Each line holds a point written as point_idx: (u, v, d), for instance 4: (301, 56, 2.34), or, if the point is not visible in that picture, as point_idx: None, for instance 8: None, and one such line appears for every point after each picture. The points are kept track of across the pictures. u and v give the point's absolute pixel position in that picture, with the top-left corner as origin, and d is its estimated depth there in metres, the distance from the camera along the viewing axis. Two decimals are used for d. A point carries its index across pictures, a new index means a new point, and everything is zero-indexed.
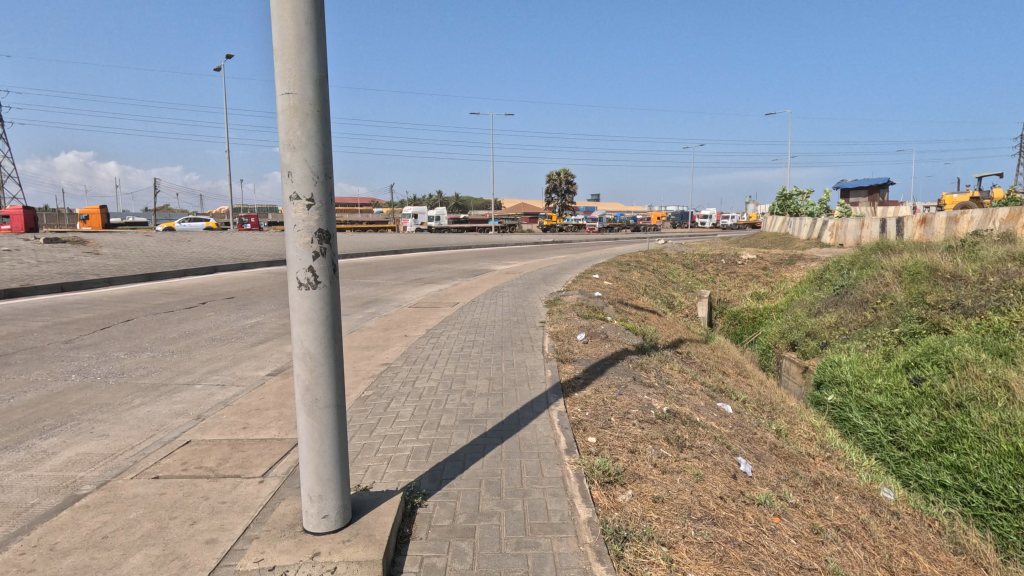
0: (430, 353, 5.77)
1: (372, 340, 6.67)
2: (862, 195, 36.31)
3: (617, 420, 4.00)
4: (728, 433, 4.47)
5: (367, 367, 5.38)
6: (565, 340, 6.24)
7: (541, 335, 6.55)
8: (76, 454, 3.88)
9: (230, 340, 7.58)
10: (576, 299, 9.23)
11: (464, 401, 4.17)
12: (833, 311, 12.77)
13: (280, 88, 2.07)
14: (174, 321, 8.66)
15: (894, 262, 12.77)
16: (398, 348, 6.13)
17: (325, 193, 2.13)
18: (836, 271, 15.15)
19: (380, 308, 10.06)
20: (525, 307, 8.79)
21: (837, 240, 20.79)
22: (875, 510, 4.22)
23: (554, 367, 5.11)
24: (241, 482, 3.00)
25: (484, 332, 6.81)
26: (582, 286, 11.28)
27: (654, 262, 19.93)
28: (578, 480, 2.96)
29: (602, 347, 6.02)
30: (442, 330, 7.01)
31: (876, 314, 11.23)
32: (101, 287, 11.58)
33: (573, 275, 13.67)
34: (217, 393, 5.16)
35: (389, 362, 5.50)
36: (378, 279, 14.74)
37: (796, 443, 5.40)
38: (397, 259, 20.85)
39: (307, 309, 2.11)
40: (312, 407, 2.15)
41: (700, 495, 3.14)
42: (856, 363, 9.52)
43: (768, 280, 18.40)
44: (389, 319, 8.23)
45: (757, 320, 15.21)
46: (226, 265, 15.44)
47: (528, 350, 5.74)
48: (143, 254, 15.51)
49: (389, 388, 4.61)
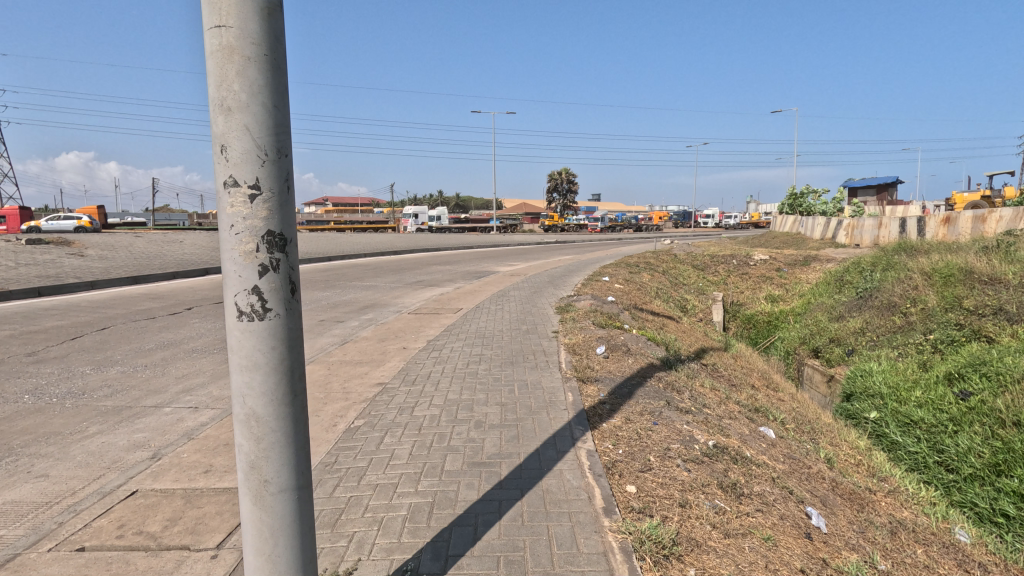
0: (431, 371, 5.07)
1: (366, 353, 5.97)
2: (871, 194, 35.60)
3: (657, 461, 3.31)
4: (785, 472, 3.78)
5: (358, 389, 4.68)
6: (582, 353, 5.55)
7: (555, 347, 5.85)
8: (2, 502, 3.17)
9: (213, 351, 6.89)
10: (589, 305, 8.53)
11: (473, 436, 3.48)
12: (857, 316, 12.10)
13: (209, 19, 1.37)
14: (155, 330, 7.97)
15: (922, 263, 12.05)
16: (395, 365, 5.43)
17: (278, 179, 1.43)
18: (857, 273, 14.44)
19: (379, 314, 9.39)
20: (534, 314, 8.09)
21: (852, 240, 20.11)
22: (963, 565, 3.54)
23: (574, 388, 4.42)
24: (187, 559, 2.31)
25: (490, 344, 6.10)
26: (594, 290, 10.60)
27: (663, 263, 19.22)
28: (625, 558, 2.28)
29: (625, 363, 5.31)
30: (445, 341, 6.33)
31: (907, 320, 10.52)
32: (82, 291, 10.88)
33: (581, 278, 12.96)
34: (185, 421, 4.45)
35: (384, 383, 4.80)
36: (377, 282, 14.07)
37: (851, 474, 4.71)
38: (396, 260, 20.15)
39: (251, 351, 1.43)
40: (260, 493, 1.47)
41: (778, 571, 2.45)
42: (890, 374, 8.87)
43: (783, 282, 17.68)
44: (386, 328, 7.52)
45: (773, 324, 14.52)
46: (218, 267, 14.75)
47: (542, 367, 5.04)
48: (131, 256, 14.82)
49: (384, 417, 3.92)
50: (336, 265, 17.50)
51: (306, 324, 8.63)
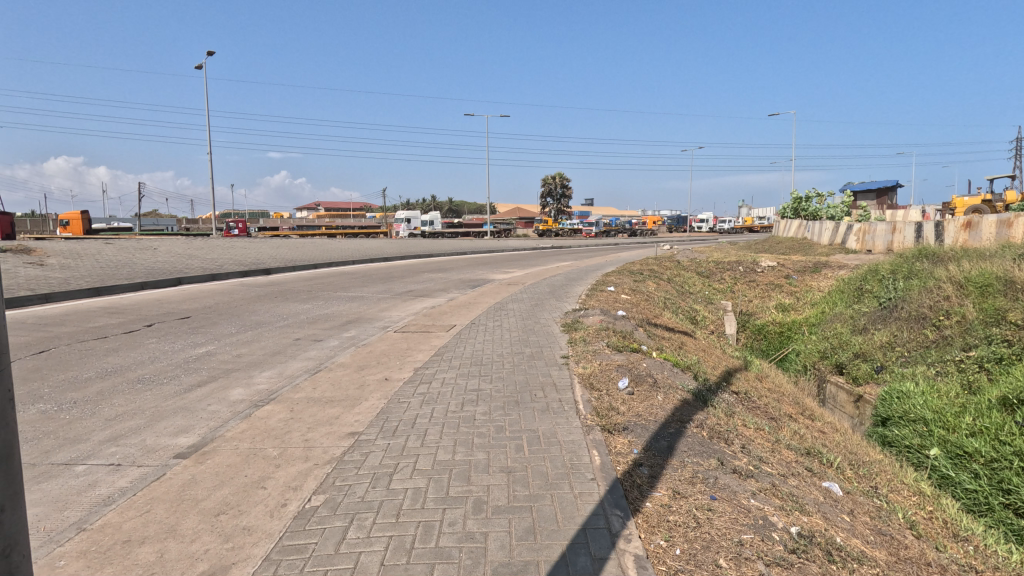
0: (418, 415, 4.07)
1: (340, 388, 4.96)
2: (871, 199, 35.06)
3: (734, 567, 2.35)
4: (891, 565, 2.82)
5: (323, 443, 3.67)
6: (601, 388, 4.57)
7: (567, 379, 4.87)
8: None
9: (161, 382, 5.85)
10: (599, 322, 7.56)
11: (472, 530, 2.50)
12: (881, 328, 11.27)
13: None
14: (101, 353, 6.91)
15: (951, 271, 11.20)
16: (373, 406, 4.42)
17: None
18: (876, 281, 13.59)
19: (361, 332, 8.39)
20: (537, 333, 7.11)
21: (864, 245, 19.34)
22: None
23: (599, 443, 3.46)
24: None
25: (489, 375, 5.09)
26: (600, 302, 9.67)
27: (667, 270, 18.26)
28: None
29: (655, 403, 4.34)
30: (436, 370, 5.35)
31: (942, 335, 9.66)
32: (35, 306, 9.83)
33: (585, 288, 12.03)
34: (97, 489, 3.43)
35: (358, 434, 3.80)
36: (364, 292, 13.06)
37: (942, 543, 3.79)
38: (387, 267, 19.17)
39: None
40: None
41: None
42: (932, 396, 8.00)
43: (793, 290, 16.81)
44: (367, 352, 6.51)
45: (786, 336, 13.63)
46: (193, 277, 13.72)
47: (555, 409, 4.06)
48: (97, 266, 13.69)
49: (352, 492, 2.92)
50: (320, 274, 16.41)
51: (278, 345, 7.60)
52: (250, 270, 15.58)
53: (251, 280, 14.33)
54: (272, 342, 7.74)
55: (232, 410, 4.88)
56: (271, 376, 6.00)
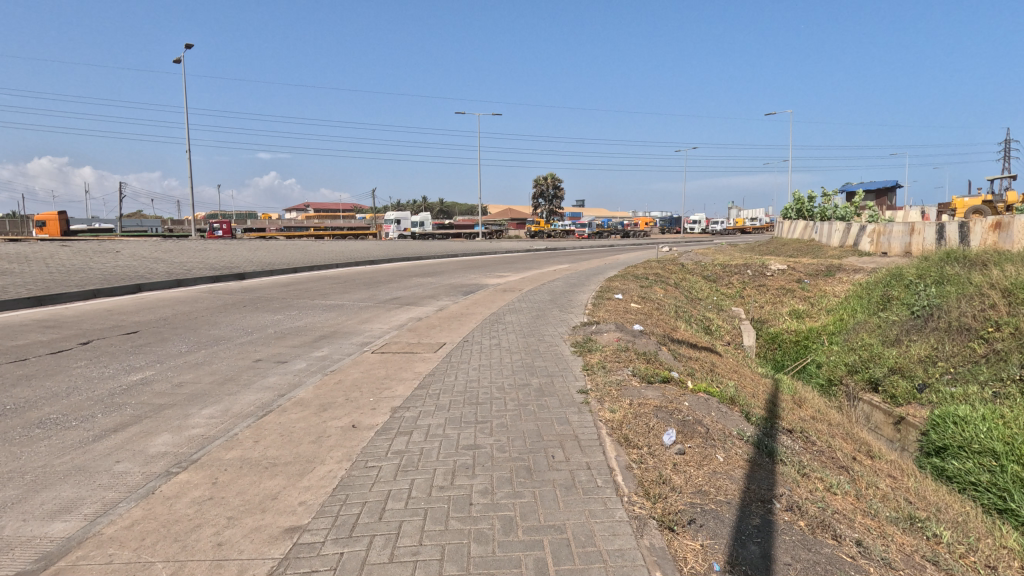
0: (390, 495, 2.84)
1: (291, 443, 3.71)
2: (871, 200, 34.37)
3: None
4: None
5: (244, 552, 2.44)
6: (641, 446, 3.38)
7: (591, 430, 3.67)
8: None
9: (68, 425, 4.56)
10: (616, 341, 6.38)
11: None
12: (916, 339, 10.22)
13: None
14: (9, 383, 5.59)
15: (993, 276, 10.17)
16: (331, 475, 3.18)
17: None
18: (902, 287, 12.55)
19: (334, 351, 7.14)
20: (544, 355, 5.90)
21: (880, 248, 18.36)
22: None
23: (662, 557, 2.27)
24: None
25: (489, 422, 3.87)
26: (610, 313, 8.53)
27: (673, 274, 17.18)
28: None
29: (718, 470, 3.18)
30: (417, 413, 4.11)
31: (993, 349, 8.61)
32: None
33: (589, 296, 10.88)
34: None
35: (299, 532, 2.57)
36: (344, 300, 11.78)
37: None
38: (374, 271, 17.88)
39: None
40: None
41: None
42: (996, 421, 6.90)
43: (806, 295, 15.70)
44: (334, 382, 5.25)
45: (804, 345, 12.57)
46: (155, 283, 12.40)
47: (584, 487, 2.86)
48: (47, 271, 12.31)
49: None
50: (300, 279, 15.14)
51: (233, 369, 6.34)
52: (221, 275, 14.26)
53: (220, 287, 13.01)
54: (226, 366, 6.47)
55: (144, 475, 3.61)
56: (212, 416, 4.75)
